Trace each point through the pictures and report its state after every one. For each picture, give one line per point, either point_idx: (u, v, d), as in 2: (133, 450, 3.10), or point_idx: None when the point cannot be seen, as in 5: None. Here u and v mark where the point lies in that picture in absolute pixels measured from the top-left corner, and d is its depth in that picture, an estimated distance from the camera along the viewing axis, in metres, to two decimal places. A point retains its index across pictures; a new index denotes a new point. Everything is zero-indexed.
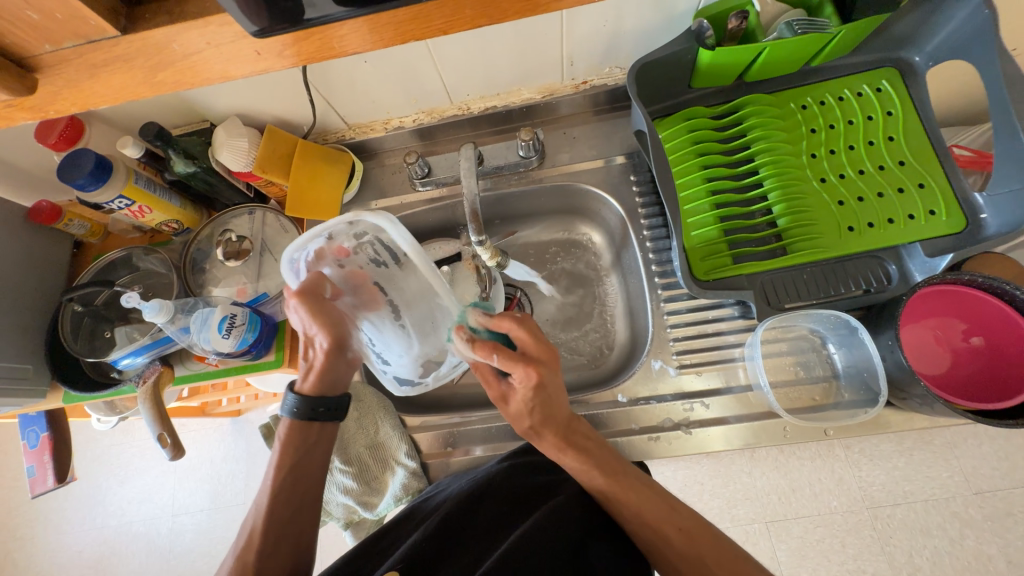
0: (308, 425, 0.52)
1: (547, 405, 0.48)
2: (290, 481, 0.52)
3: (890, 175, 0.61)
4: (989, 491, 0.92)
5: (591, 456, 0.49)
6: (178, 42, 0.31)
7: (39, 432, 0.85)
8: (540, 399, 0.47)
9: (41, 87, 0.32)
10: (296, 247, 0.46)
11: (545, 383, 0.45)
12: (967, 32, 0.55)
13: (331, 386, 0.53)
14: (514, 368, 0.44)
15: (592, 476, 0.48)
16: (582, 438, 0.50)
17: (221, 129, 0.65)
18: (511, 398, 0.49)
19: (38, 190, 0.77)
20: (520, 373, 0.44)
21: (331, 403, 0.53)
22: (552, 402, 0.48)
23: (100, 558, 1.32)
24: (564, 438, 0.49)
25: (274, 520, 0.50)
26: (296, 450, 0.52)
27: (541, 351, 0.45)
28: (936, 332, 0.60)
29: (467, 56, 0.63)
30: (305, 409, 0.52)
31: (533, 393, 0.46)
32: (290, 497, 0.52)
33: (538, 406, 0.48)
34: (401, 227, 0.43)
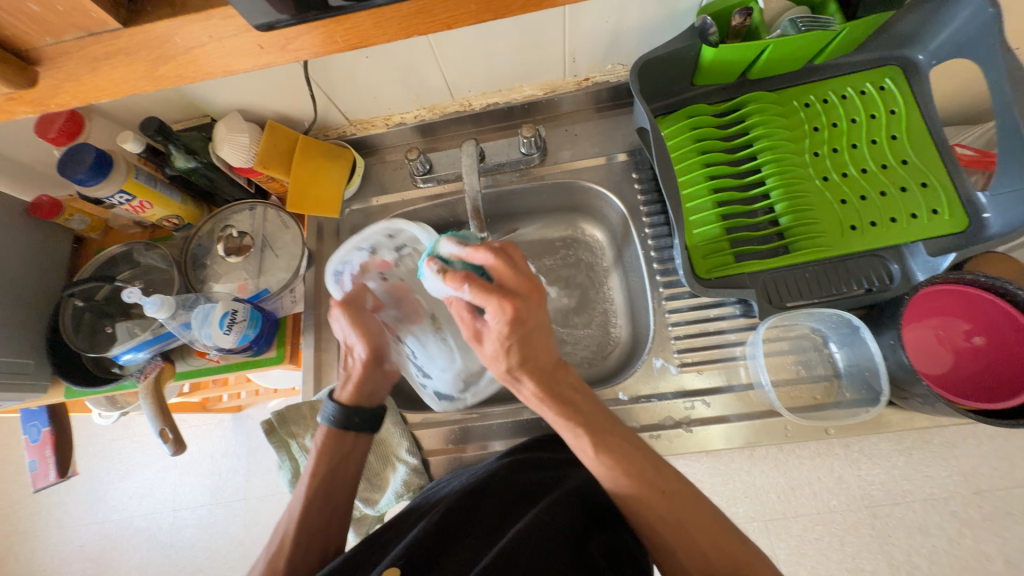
0: (346, 434, 0.55)
1: (526, 348, 0.47)
2: (322, 489, 0.53)
3: (893, 173, 0.61)
4: (988, 490, 0.92)
5: (575, 408, 0.49)
6: (179, 35, 0.30)
7: (40, 427, 0.85)
8: (517, 339, 0.46)
9: (42, 80, 0.32)
10: (340, 258, 0.60)
11: (522, 316, 0.45)
12: (972, 30, 0.55)
13: (368, 395, 0.56)
14: (489, 299, 0.44)
15: (588, 450, 0.48)
16: (564, 390, 0.50)
17: (222, 124, 0.65)
18: (487, 337, 0.47)
19: (38, 184, 0.77)
20: (495, 305, 0.44)
21: (367, 413, 0.56)
22: (531, 345, 0.47)
23: (101, 552, 1.33)
24: (546, 390, 0.49)
25: (305, 528, 0.51)
26: (330, 459, 0.54)
27: (517, 283, 0.46)
28: (937, 331, 0.60)
29: (469, 52, 0.63)
30: (341, 417, 0.55)
31: (510, 334, 0.46)
32: (323, 505, 0.53)
33: (517, 348, 0.47)
34: (431, 233, 0.59)
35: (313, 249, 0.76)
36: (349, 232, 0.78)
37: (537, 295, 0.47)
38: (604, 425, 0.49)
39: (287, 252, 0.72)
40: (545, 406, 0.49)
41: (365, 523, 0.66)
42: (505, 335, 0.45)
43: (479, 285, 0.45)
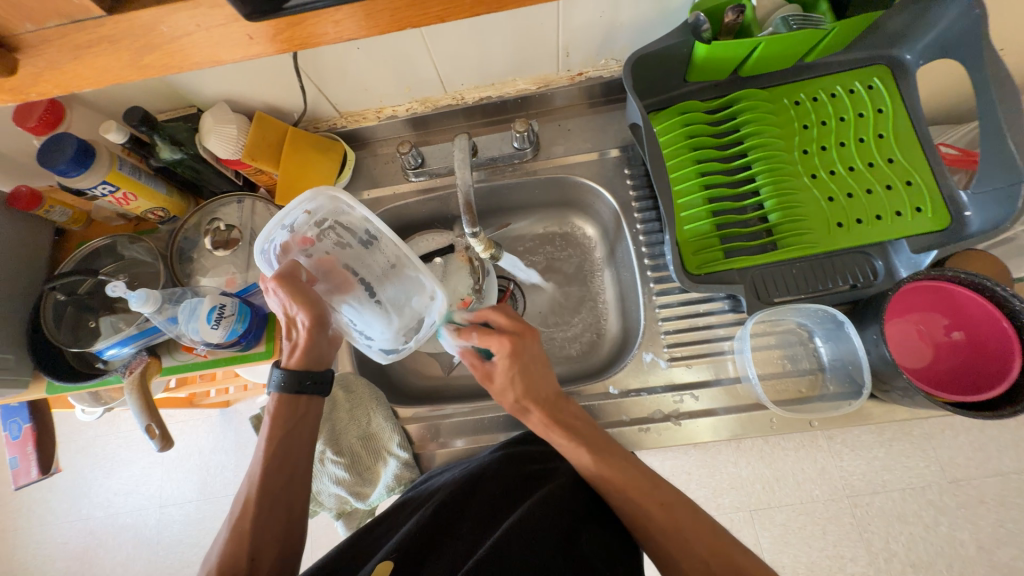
0: (297, 398, 0.53)
1: (530, 381, 0.53)
2: (280, 452, 0.52)
3: (879, 171, 0.62)
4: (963, 480, 0.95)
5: (578, 433, 0.52)
6: (166, 24, 0.30)
7: (22, 423, 0.84)
8: (520, 371, 0.53)
9: (22, 68, 0.31)
10: (263, 236, 0.51)
11: (519, 350, 0.53)
12: (957, 31, 0.56)
13: (315, 357, 0.54)
14: (491, 339, 0.53)
15: (584, 458, 0.49)
16: (569, 416, 0.54)
17: (208, 115, 0.64)
18: (496, 374, 0.55)
19: (16, 175, 0.74)
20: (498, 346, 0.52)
21: (316, 375, 0.54)
22: (531, 379, 0.53)
23: (86, 549, 1.31)
24: (552, 415, 0.53)
25: (266, 492, 0.50)
26: (283, 421, 0.52)
27: (516, 327, 0.54)
28: (919, 326, 0.61)
29: (462, 45, 0.62)
30: (291, 381, 0.53)
31: (513, 365, 0.53)
32: (281, 468, 0.51)
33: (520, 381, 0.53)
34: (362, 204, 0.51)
35: None
36: None
37: (532, 334, 0.54)
38: (607, 445, 0.51)
39: None
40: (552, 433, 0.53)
41: (356, 517, 0.66)
42: (508, 367, 0.53)
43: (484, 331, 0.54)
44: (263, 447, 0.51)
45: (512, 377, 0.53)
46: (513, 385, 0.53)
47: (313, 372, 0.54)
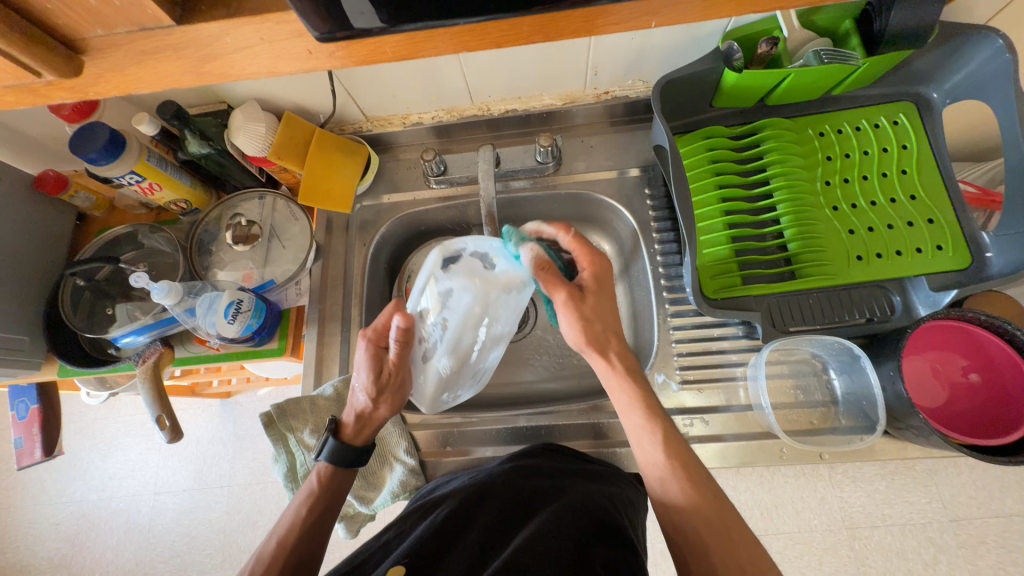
0: (344, 470, 0.56)
1: (609, 313, 0.58)
2: (316, 518, 0.53)
3: (901, 208, 0.62)
4: (965, 519, 0.94)
5: (647, 391, 0.54)
6: (230, 36, 0.31)
7: (29, 404, 0.84)
8: (592, 304, 0.56)
9: (86, 69, 0.32)
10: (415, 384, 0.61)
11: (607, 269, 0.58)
12: (988, 72, 0.57)
13: (369, 434, 0.59)
14: (587, 246, 0.57)
15: (648, 451, 0.51)
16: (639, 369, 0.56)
17: (239, 112, 0.65)
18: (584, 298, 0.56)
19: (44, 158, 0.76)
20: (568, 291, 0.55)
21: (367, 452, 0.58)
22: (612, 302, 0.58)
23: (78, 532, 1.31)
24: (627, 358, 0.56)
25: (292, 556, 0.51)
26: (326, 493, 0.55)
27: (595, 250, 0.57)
28: (934, 364, 0.61)
29: (493, 60, 0.63)
30: (345, 457, 0.56)
31: (605, 285, 0.58)
32: (312, 535, 0.53)
33: (604, 300, 0.57)
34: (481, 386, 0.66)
35: (321, 242, 0.76)
36: (358, 228, 0.77)
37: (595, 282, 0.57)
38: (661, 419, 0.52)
39: (296, 244, 0.71)
40: (622, 374, 0.55)
41: (358, 521, 0.64)
42: (587, 316, 0.56)
43: (556, 272, 0.56)
44: (302, 511, 0.53)
45: (588, 321, 0.56)
46: (591, 336, 0.56)
47: (363, 448, 0.57)
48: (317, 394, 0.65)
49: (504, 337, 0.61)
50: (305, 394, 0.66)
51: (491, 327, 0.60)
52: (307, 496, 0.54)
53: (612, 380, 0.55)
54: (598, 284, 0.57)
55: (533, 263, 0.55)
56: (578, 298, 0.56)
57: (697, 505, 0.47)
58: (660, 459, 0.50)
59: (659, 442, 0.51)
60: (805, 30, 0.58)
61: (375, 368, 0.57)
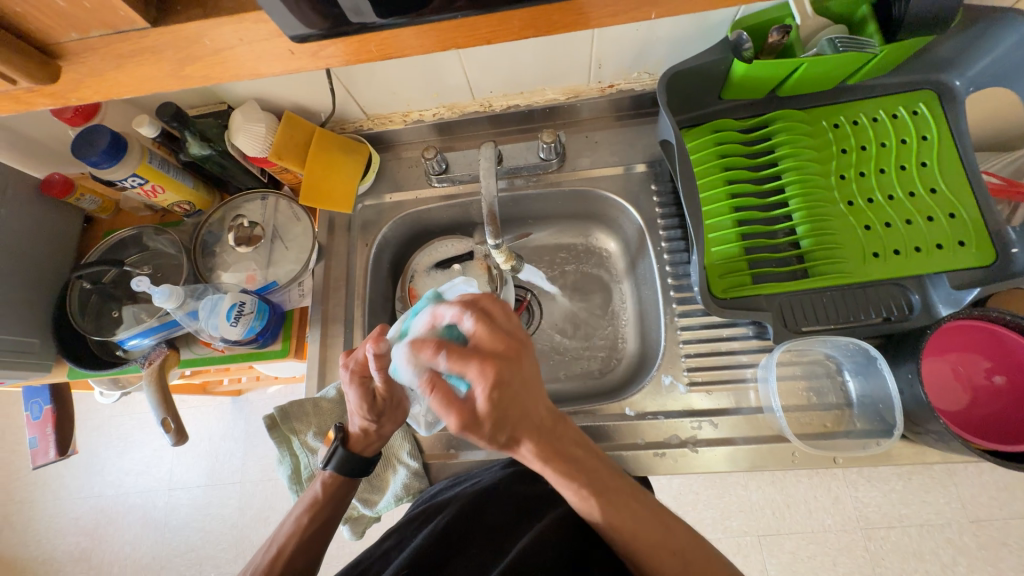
0: (346, 480, 0.55)
1: (528, 411, 0.41)
2: (317, 527, 0.53)
3: (921, 202, 0.59)
4: (985, 520, 0.91)
5: (580, 470, 0.43)
6: (209, 36, 0.31)
7: (42, 405, 0.85)
8: (498, 415, 0.39)
9: (64, 74, 0.33)
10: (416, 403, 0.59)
11: (505, 379, 0.39)
12: (1017, 57, 0.54)
13: (378, 445, 0.57)
14: (467, 364, 0.39)
15: (588, 504, 0.43)
16: (566, 444, 0.44)
17: (238, 112, 0.64)
18: (480, 417, 0.38)
19: (50, 162, 0.76)
20: (459, 423, 0.38)
21: (376, 461, 0.57)
22: (523, 407, 0.40)
23: (96, 527, 1.34)
24: (548, 451, 0.42)
25: (290, 565, 0.50)
26: (329, 504, 0.54)
27: (480, 363, 0.38)
28: (956, 366, 0.59)
29: (493, 54, 0.62)
30: (354, 467, 0.55)
31: (507, 401, 0.39)
32: (310, 546, 0.52)
33: (508, 414, 0.39)
34: None
35: (323, 242, 0.75)
36: (360, 228, 0.77)
37: (517, 354, 0.41)
38: (608, 483, 0.44)
39: (298, 245, 0.71)
40: (546, 468, 0.43)
41: (363, 522, 0.64)
42: (498, 423, 0.39)
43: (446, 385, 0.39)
44: (304, 519, 0.53)
45: (503, 422, 0.39)
46: (511, 436, 0.41)
47: (370, 459, 0.56)
48: (319, 396, 0.65)
49: None
50: (308, 396, 0.66)
51: None
52: (308, 506, 0.54)
53: (537, 469, 0.44)
54: (494, 407, 0.38)
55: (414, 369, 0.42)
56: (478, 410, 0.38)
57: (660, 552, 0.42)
58: (604, 520, 0.43)
59: (600, 511, 0.43)
60: (818, 17, 0.55)
61: (367, 395, 0.53)
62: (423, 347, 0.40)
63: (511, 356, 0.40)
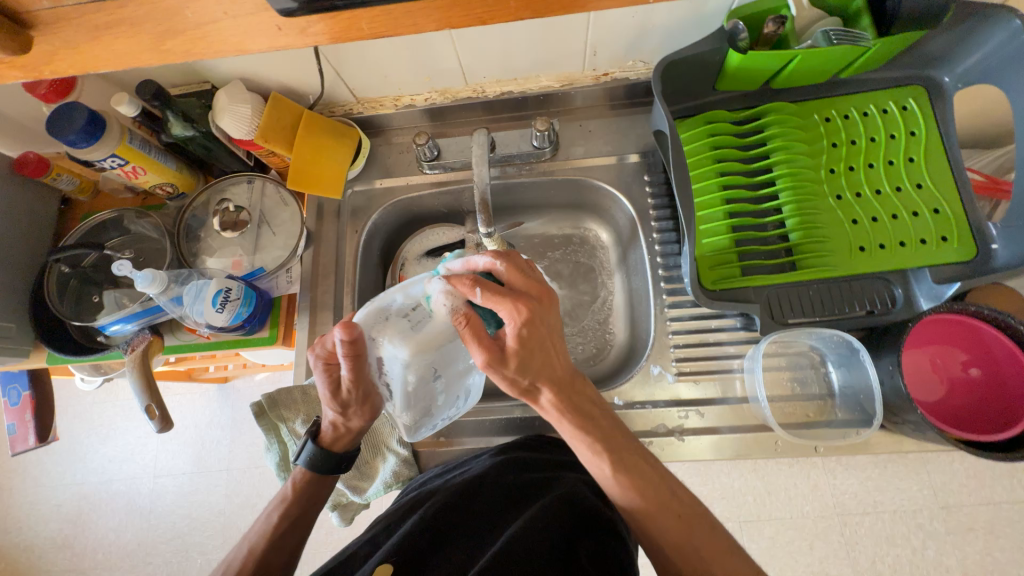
0: (322, 475, 0.55)
1: (547, 358, 0.46)
2: (288, 525, 0.53)
3: (907, 197, 0.60)
4: (955, 506, 0.95)
5: (594, 423, 0.47)
6: (191, 9, 0.30)
7: (20, 391, 0.83)
8: (524, 356, 0.44)
9: (35, 45, 0.31)
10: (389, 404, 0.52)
11: (536, 318, 0.44)
12: (1004, 55, 0.54)
13: (350, 441, 0.56)
14: (501, 300, 0.43)
15: (599, 462, 0.46)
16: (585, 405, 0.48)
17: (223, 92, 0.62)
18: (507, 351, 0.44)
19: (23, 140, 0.73)
20: (489, 356, 0.43)
21: (347, 458, 0.56)
22: (547, 351, 0.45)
23: (80, 513, 1.32)
24: (565, 404, 0.47)
25: (263, 564, 0.50)
26: (301, 502, 0.54)
27: (511, 300, 0.43)
28: (934, 358, 0.61)
29: (488, 37, 0.61)
30: (326, 463, 0.55)
31: (534, 342, 0.44)
32: (283, 544, 0.52)
33: (534, 355, 0.44)
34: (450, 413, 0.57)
35: (312, 229, 0.74)
36: (349, 215, 0.75)
37: (547, 299, 0.46)
38: (621, 443, 0.47)
39: (286, 231, 0.70)
40: (563, 417, 0.47)
41: (352, 509, 0.65)
42: (524, 364, 0.44)
43: (477, 323, 0.44)
44: (274, 518, 0.53)
45: (528, 363, 0.44)
46: (534, 380, 0.46)
47: (343, 455, 0.56)
48: (307, 385, 0.64)
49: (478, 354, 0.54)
50: (296, 384, 0.65)
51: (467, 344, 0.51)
52: (279, 502, 0.54)
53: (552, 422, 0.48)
54: (522, 346, 0.43)
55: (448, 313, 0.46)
56: (508, 347, 0.44)
57: (666, 518, 0.44)
58: (614, 488, 0.45)
59: (611, 473, 0.46)
60: (814, 8, 0.55)
61: (334, 382, 0.51)
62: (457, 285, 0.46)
63: (541, 302, 0.46)
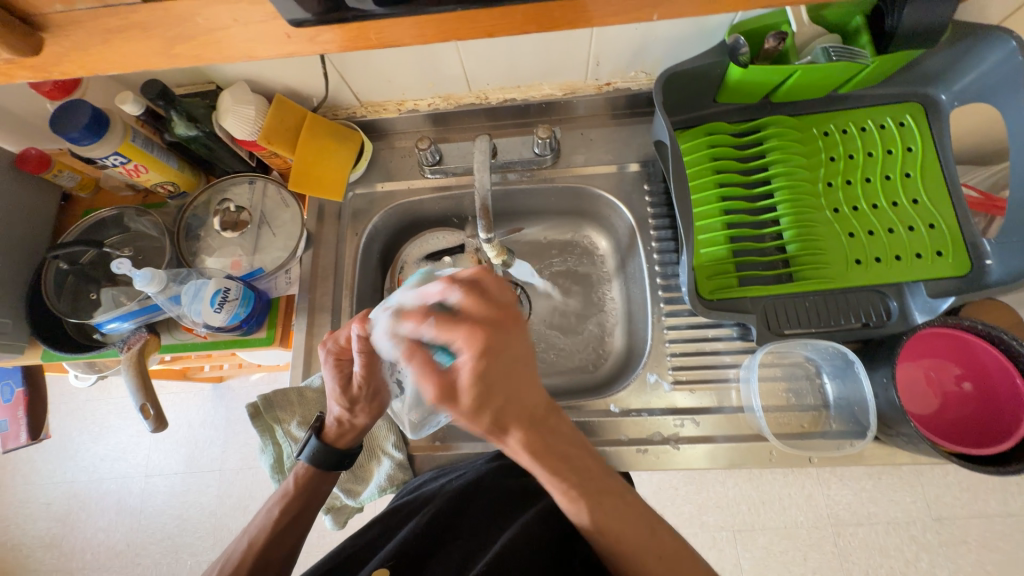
0: (325, 472, 0.55)
1: (511, 398, 0.39)
2: (290, 520, 0.52)
3: (903, 212, 0.61)
4: (948, 518, 0.95)
5: (570, 465, 0.43)
6: (203, 15, 0.31)
7: (13, 387, 0.83)
8: (480, 397, 0.37)
9: (46, 46, 0.32)
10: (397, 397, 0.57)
11: (493, 348, 0.38)
12: (1000, 74, 0.55)
13: (355, 439, 0.56)
14: (454, 332, 0.38)
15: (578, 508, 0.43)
16: (559, 444, 0.43)
17: (227, 93, 0.63)
18: (461, 390, 0.38)
19: (25, 136, 0.73)
20: (438, 393, 0.38)
21: (350, 456, 0.56)
22: (512, 389, 0.39)
23: (69, 512, 1.31)
24: (538, 443, 0.42)
25: (260, 562, 0.50)
26: (300, 500, 0.53)
27: (467, 329, 0.38)
28: (928, 371, 0.61)
29: (492, 46, 0.61)
30: (328, 460, 0.54)
31: (494, 376, 0.38)
32: (280, 542, 0.51)
33: (495, 391, 0.38)
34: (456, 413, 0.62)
35: (312, 230, 0.74)
36: (350, 217, 0.76)
37: (512, 325, 0.39)
38: (599, 479, 0.44)
39: (286, 232, 0.70)
40: (535, 460, 0.42)
41: (345, 512, 0.65)
42: (485, 405, 0.38)
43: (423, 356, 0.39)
44: (276, 513, 0.53)
45: (488, 403, 0.38)
46: (502, 421, 0.40)
47: (346, 453, 0.55)
48: (304, 386, 0.64)
49: None
50: (292, 385, 0.65)
51: None
52: (280, 497, 0.54)
53: (524, 461, 0.43)
54: (478, 383, 0.37)
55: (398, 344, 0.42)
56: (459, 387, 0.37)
57: (651, 539, 0.43)
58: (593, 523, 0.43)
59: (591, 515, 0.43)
60: (814, 25, 0.56)
61: (344, 378, 0.52)
62: (409, 314, 0.41)
63: (503, 329, 0.39)
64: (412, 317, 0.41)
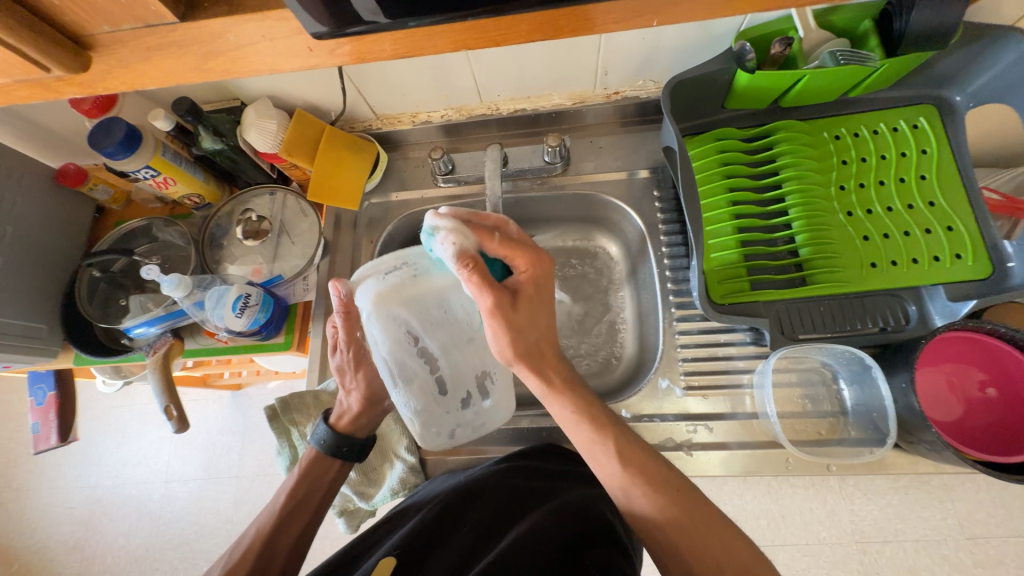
0: (331, 459, 0.57)
1: (540, 321, 0.50)
2: (295, 504, 0.54)
3: (918, 214, 0.60)
4: (982, 537, 0.91)
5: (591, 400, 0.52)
6: (233, 32, 0.33)
7: (46, 390, 0.86)
8: (528, 308, 0.48)
9: (93, 64, 0.35)
10: (388, 382, 0.48)
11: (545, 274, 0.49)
12: (1015, 75, 0.55)
13: (357, 422, 0.58)
14: (519, 252, 0.48)
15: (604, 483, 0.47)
16: (574, 377, 0.53)
17: (251, 108, 0.66)
18: (518, 304, 0.47)
19: (65, 152, 0.78)
20: (501, 300, 0.45)
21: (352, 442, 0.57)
22: (546, 308, 0.50)
23: (92, 517, 1.34)
24: (563, 371, 0.52)
25: (268, 545, 0.51)
26: (304, 483, 0.55)
27: (527, 255, 0.48)
28: (950, 377, 0.59)
29: (502, 58, 0.63)
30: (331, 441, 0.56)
31: (538, 295, 0.49)
32: (288, 527, 0.53)
33: (539, 308, 0.49)
34: (455, 402, 0.54)
35: (329, 238, 0.76)
36: (365, 226, 0.78)
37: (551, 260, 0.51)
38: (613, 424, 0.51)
39: (304, 241, 0.72)
40: (553, 386, 0.51)
41: (358, 516, 0.66)
42: (530, 321, 0.48)
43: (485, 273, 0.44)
44: (281, 498, 0.54)
45: (531, 314, 0.48)
46: (535, 342, 0.49)
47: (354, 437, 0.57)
48: (319, 389, 0.66)
49: (477, 331, 0.53)
50: (309, 389, 0.67)
51: (456, 315, 0.51)
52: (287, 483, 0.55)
53: (549, 391, 0.51)
54: (531, 293, 0.48)
55: (456, 255, 0.44)
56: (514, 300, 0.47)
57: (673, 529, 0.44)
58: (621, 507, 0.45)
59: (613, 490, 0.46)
60: (821, 30, 0.56)
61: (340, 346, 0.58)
62: (469, 234, 0.46)
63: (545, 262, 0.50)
64: (475, 233, 0.46)
